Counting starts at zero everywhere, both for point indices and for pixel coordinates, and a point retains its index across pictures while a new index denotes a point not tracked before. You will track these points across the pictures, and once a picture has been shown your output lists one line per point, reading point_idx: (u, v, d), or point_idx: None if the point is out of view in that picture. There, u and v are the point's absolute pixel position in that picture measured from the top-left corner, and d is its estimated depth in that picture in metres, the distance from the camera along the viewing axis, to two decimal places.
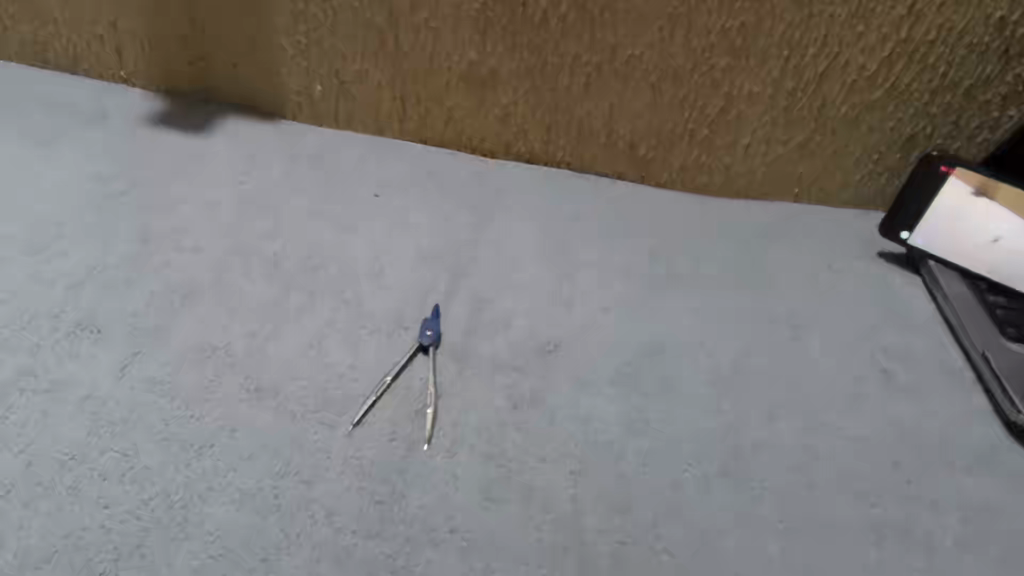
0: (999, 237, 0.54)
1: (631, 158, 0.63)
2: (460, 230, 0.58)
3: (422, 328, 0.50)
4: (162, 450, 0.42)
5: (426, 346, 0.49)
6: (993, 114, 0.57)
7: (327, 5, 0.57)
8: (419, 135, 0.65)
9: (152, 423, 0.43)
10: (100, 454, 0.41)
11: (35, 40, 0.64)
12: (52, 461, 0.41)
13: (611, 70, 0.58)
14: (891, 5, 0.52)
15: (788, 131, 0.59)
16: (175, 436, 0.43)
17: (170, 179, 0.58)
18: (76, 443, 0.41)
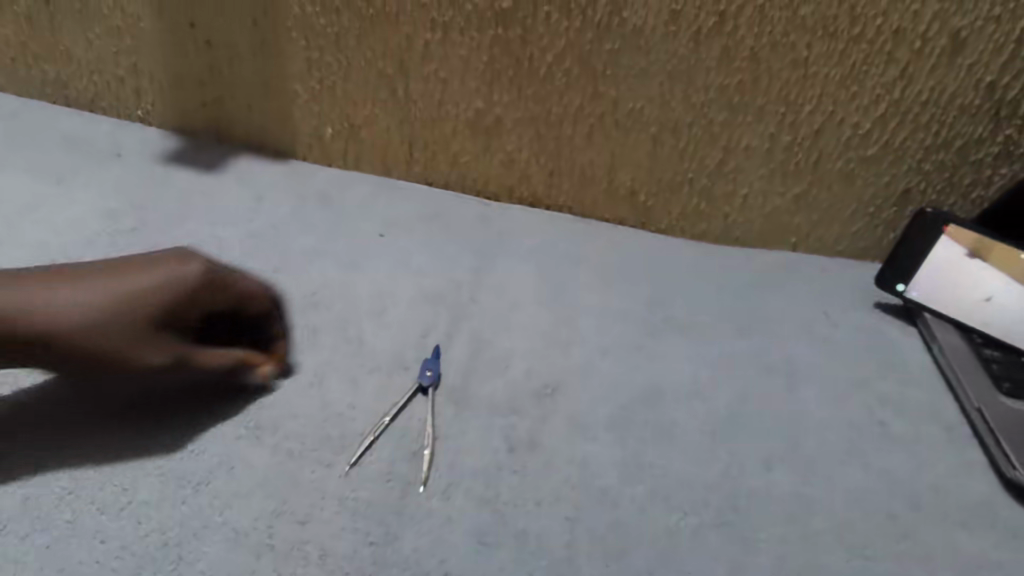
0: (990, 298, 0.55)
1: (632, 204, 0.65)
2: (463, 271, 0.59)
3: (422, 368, 0.51)
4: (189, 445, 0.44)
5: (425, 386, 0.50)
6: (986, 172, 0.58)
7: (341, 55, 0.60)
8: (426, 176, 0.67)
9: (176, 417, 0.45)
10: (128, 447, 0.44)
11: (58, 79, 0.67)
12: (82, 456, 0.43)
13: (613, 121, 0.59)
14: (883, 67, 0.53)
15: (784, 183, 0.61)
16: (202, 427, 0.45)
17: (182, 216, 0.59)
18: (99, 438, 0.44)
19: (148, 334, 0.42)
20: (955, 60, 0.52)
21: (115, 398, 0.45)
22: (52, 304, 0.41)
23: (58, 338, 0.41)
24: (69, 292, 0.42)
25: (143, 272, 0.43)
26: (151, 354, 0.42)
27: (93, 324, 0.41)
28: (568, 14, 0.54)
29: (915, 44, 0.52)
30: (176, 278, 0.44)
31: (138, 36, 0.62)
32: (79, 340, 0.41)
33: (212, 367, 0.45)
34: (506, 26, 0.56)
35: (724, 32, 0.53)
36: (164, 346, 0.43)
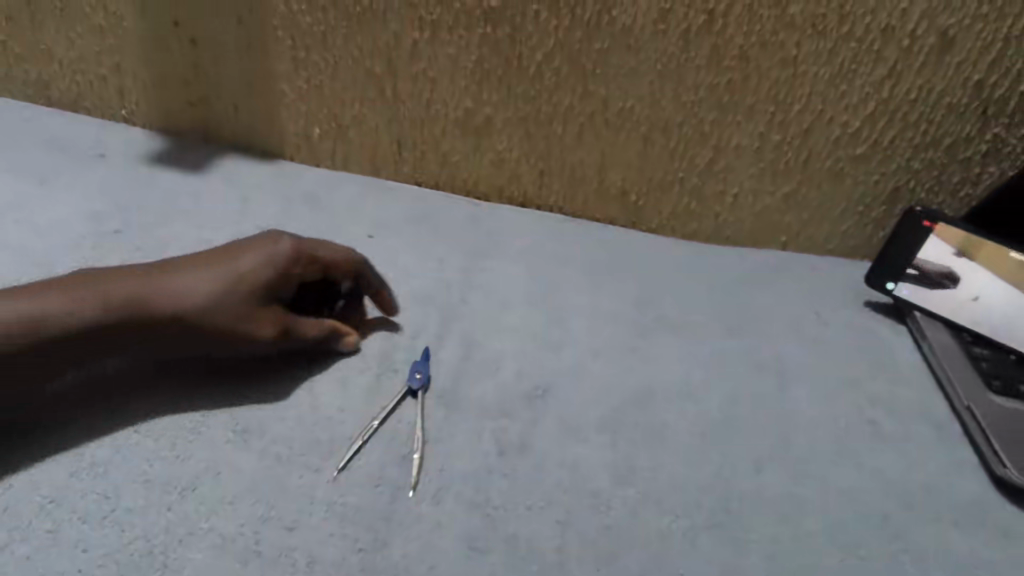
0: (978, 296, 0.55)
1: (622, 204, 0.64)
2: (452, 272, 0.59)
3: (411, 371, 0.50)
4: (232, 390, 0.47)
5: (414, 389, 0.49)
6: (974, 170, 0.58)
7: (329, 54, 0.59)
8: (416, 176, 0.66)
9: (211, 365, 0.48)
10: (170, 403, 0.46)
11: (40, 79, 0.66)
12: (126, 416, 0.45)
13: (603, 120, 0.59)
14: (872, 66, 0.53)
15: (774, 182, 0.60)
16: (244, 373, 0.48)
17: (167, 218, 0.59)
18: (138, 398, 0.46)
19: (256, 307, 0.46)
20: (944, 59, 0.52)
21: (150, 364, 0.47)
22: (171, 286, 0.44)
23: (202, 318, 0.44)
24: (184, 275, 0.45)
25: (244, 253, 0.47)
26: (263, 325, 0.46)
27: (210, 301, 0.44)
28: (557, 13, 0.54)
29: (904, 43, 0.52)
30: (274, 256, 0.47)
31: (121, 35, 0.61)
32: (198, 316, 0.44)
33: (312, 336, 0.48)
34: (495, 25, 0.55)
35: (713, 31, 0.53)
36: (273, 317, 0.46)
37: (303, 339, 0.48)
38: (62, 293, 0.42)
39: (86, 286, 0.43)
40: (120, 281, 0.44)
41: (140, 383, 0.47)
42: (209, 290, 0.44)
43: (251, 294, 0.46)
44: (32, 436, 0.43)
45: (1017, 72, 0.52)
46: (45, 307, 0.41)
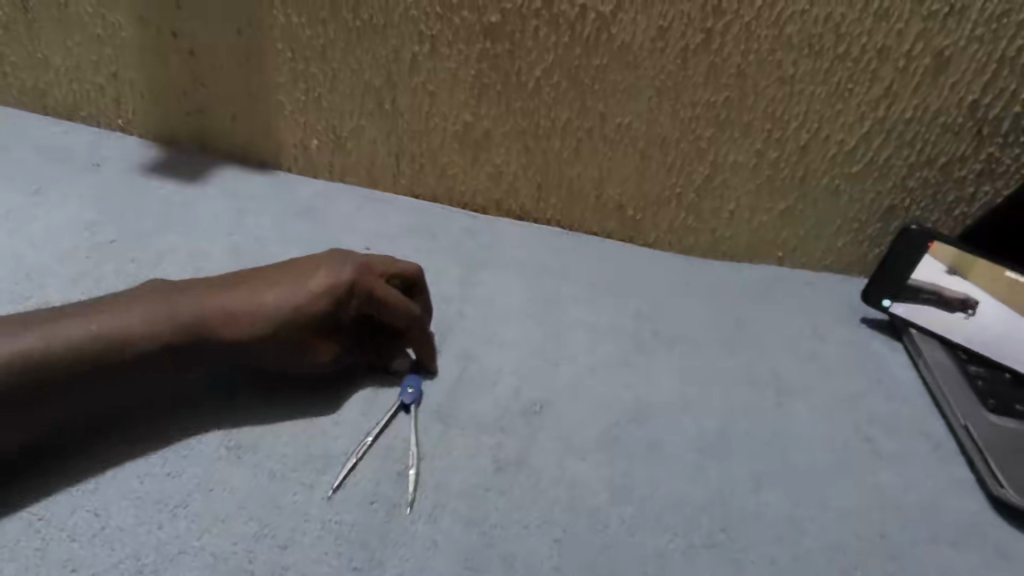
0: (972, 314, 0.55)
1: (620, 218, 0.64)
2: (450, 286, 0.59)
3: (403, 386, 0.50)
4: (248, 406, 0.47)
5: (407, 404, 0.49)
6: (969, 189, 0.58)
7: (327, 67, 0.59)
8: (413, 188, 0.66)
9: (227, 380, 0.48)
10: (213, 416, 0.46)
11: (36, 88, 0.65)
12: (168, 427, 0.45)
13: (601, 135, 0.59)
14: (868, 86, 0.53)
15: (771, 198, 0.61)
16: (279, 386, 0.48)
17: (162, 229, 0.58)
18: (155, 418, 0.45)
19: (314, 336, 0.47)
20: (939, 79, 0.52)
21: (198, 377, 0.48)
22: (233, 311, 0.45)
23: (264, 342, 0.45)
24: (248, 299, 0.45)
25: (306, 279, 0.47)
26: (317, 352, 0.47)
27: (272, 329, 0.45)
28: (556, 29, 0.54)
29: (899, 63, 0.52)
30: (335, 286, 0.47)
31: (119, 45, 0.61)
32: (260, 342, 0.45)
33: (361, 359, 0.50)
34: (494, 41, 0.55)
35: (711, 50, 0.53)
36: (330, 346, 0.47)
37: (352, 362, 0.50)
38: (131, 309, 0.43)
39: (157, 305, 0.44)
40: (187, 302, 0.44)
41: (159, 402, 0.46)
42: (272, 318, 0.45)
43: (311, 323, 0.46)
44: (68, 444, 0.43)
45: (1011, 93, 0.52)
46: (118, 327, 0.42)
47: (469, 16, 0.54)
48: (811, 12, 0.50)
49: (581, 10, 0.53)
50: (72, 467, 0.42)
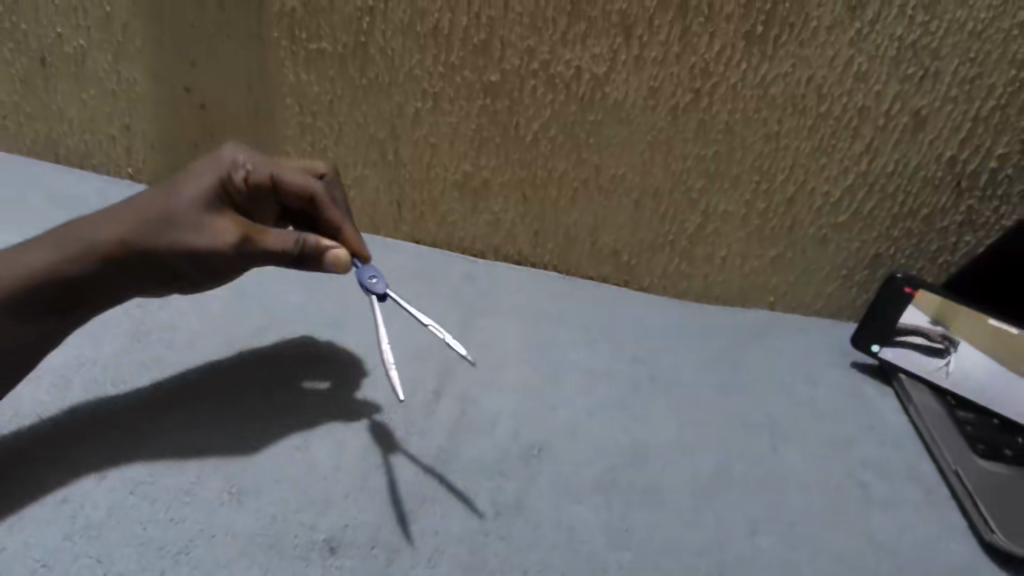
0: (950, 363, 0.57)
1: (615, 263, 0.66)
2: (450, 329, 0.60)
3: (366, 280, 0.50)
4: (243, 447, 0.48)
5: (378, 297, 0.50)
6: (951, 239, 0.60)
7: (333, 121, 0.61)
8: (414, 234, 0.68)
9: (232, 421, 0.49)
10: (215, 446, 0.47)
11: (49, 138, 0.66)
12: (171, 462, 0.46)
13: (596, 185, 0.62)
14: (851, 142, 0.55)
15: (761, 246, 0.63)
16: (277, 414, 0.50)
17: None
18: (154, 450, 0.46)
19: (209, 216, 0.45)
20: (918, 136, 0.54)
21: (198, 407, 0.49)
22: (119, 220, 0.45)
23: (158, 240, 0.45)
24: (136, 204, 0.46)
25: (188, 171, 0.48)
26: (218, 234, 0.45)
27: (163, 219, 0.45)
28: (552, 87, 0.56)
29: (880, 121, 0.54)
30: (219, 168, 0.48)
31: (134, 98, 0.63)
32: (157, 236, 0.45)
33: (285, 248, 0.45)
34: (494, 98, 0.57)
35: (700, 108, 0.55)
36: (233, 224, 0.45)
37: (271, 252, 0.45)
38: (33, 249, 0.45)
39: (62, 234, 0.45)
40: (85, 225, 0.45)
41: (164, 432, 0.48)
42: (160, 208, 0.45)
43: (201, 204, 0.46)
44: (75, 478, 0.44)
45: (987, 149, 0.55)
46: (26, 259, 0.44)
47: (469, 75, 0.57)
48: (794, 74, 0.52)
49: (576, 70, 0.55)
50: (72, 498, 0.43)
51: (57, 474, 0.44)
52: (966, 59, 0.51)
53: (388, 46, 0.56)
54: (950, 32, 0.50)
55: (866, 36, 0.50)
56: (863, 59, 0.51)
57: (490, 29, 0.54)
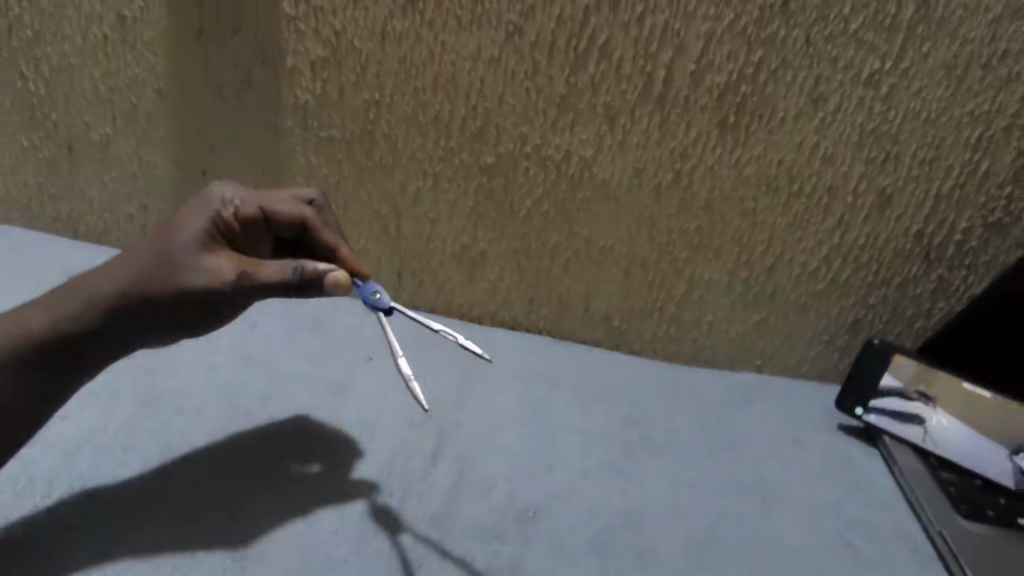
0: (927, 429, 0.59)
1: (607, 328, 0.69)
2: (448, 393, 0.62)
3: (369, 298, 0.50)
4: (250, 510, 0.50)
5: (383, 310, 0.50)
6: (925, 305, 0.62)
7: (340, 199, 0.65)
8: (414, 301, 0.71)
9: (240, 496, 0.50)
10: (221, 522, 0.48)
11: (69, 216, 0.69)
12: (177, 535, 0.47)
13: (587, 256, 0.65)
14: (823, 217, 0.59)
15: (745, 311, 0.65)
16: (284, 490, 0.51)
17: (178, 347, 0.62)
18: (161, 520, 0.48)
19: (204, 258, 0.47)
20: (885, 212, 0.58)
21: (209, 483, 0.51)
22: (124, 273, 0.48)
23: (160, 286, 0.46)
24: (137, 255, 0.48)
25: (182, 215, 0.49)
26: (214, 272, 0.46)
27: (161, 267, 0.47)
28: (544, 168, 0.60)
29: (849, 199, 0.58)
30: (211, 209, 0.50)
31: (153, 180, 0.66)
32: (157, 284, 0.47)
33: (280, 279, 0.45)
34: (490, 177, 0.62)
35: (680, 187, 0.59)
36: (226, 261, 0.46)
37: (266, 284, 0.45)
38: (49, 308, 0.48)
39: (75, 290, 0.48)
40: (95, 281, 0.48)
41: (173, 505, 0.49)
42: (159, 256, 0.47)
43: (197, 247, 0.47)
44: (83, 545, 0.45)
45: (951, 223, 0.58)
46: (43, 317, 0.47)
47: (466, 158, 0.61)
48: (765, 157, 0.57)
49: (565, 153, 0.59)
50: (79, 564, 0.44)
51: (66, 540, 0.46)
52: (924, 143, 0.55)
53: (393, 133, 0.61)
54: (906, 120, 0.54)
55: (829, 124, 0.55)
56: (828, 144, 0.56)
57: (486, 118, 0.59)
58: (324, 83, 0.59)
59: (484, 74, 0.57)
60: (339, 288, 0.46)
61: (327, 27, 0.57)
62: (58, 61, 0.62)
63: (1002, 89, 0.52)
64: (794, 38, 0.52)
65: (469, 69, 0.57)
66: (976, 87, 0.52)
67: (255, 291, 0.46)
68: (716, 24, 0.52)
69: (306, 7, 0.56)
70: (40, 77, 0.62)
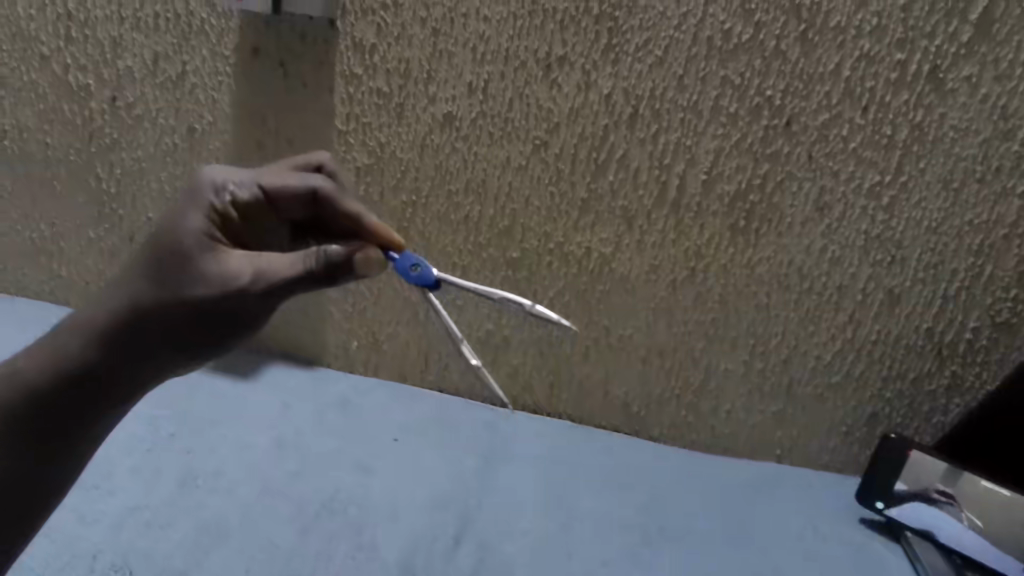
0: (945, 537, 0.58)
1: (625, 414, 0.70)
2: (470, 475, 0.64)
3: (410, 275, 0.47)
4: None
5: (427, 287, 0.47)
6: (941, 400, 0.63)
7: (374, 287, 0.69)
8: (439, 383, 0.73)
9: None
10: None
11: None
12: None
13: (607, 344, 0.67)
14: (834, 313, 0.61)
15: (762, 401, 0.66)
16: None
17: (214, 426, 0.66)
18: None
19: (213, 265, 0.43)
20: (894, 310, 0.60)
21: None
22: (130, 292, 0.44)
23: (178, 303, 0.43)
24: (130, 268, 0.44)
25: (171, 211, 0.45)
26: (232, 279, 0.42)
27: (171, 285, 0.43)
28: (566, 263, 0.64)
29: (858, 297, 0.60)
30: (203, 200, 0.45)
31: None
32: (158, 304, 0.43)
33: (302, 272, 0.42)
34: (515, 270, 0.65)
35: (695, 283, 0.63)
36: (238, 264, 0.43)
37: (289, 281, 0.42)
38: (58, 341, 0.44)
39: (81, 319, 0.45)
40: (93, 302, 0.45)
41: None
42: (153, 267, 0.44)
43: (202, 253, 0.43)
44: None
45: (959, 323, 0.60)
46: (39, 354, 0.44)
47: (493, 252, 0.65)
48: (776, 257, 0.60)
49: (586, 250, 0.63)
50: None
51: None
52: (927, 249, 0.58)
53: (426, 230, 0.65)
54: (908, 228, 0.57)
55: (834, 229, 0.58)
56: (835, 248, 0.59)
57: (513, 218, 0.63)
58: (367, 186, 0.65)
59: (512, 180, 0.62)
60: (369, 270, 0.43)
61: (373, 140, 0.63)
62: (130, 164, 0.68)
63: (998, 202, 0.55)
64: (797, 154, 0.56)
65: (498, 176, 0.62)
66: (972, 200, 0.56)
67: (270, 294, 0.42)
68: (724, 142, 0.57)
69: (356, 123, 0.63)
70: (113, 178, 0.69)
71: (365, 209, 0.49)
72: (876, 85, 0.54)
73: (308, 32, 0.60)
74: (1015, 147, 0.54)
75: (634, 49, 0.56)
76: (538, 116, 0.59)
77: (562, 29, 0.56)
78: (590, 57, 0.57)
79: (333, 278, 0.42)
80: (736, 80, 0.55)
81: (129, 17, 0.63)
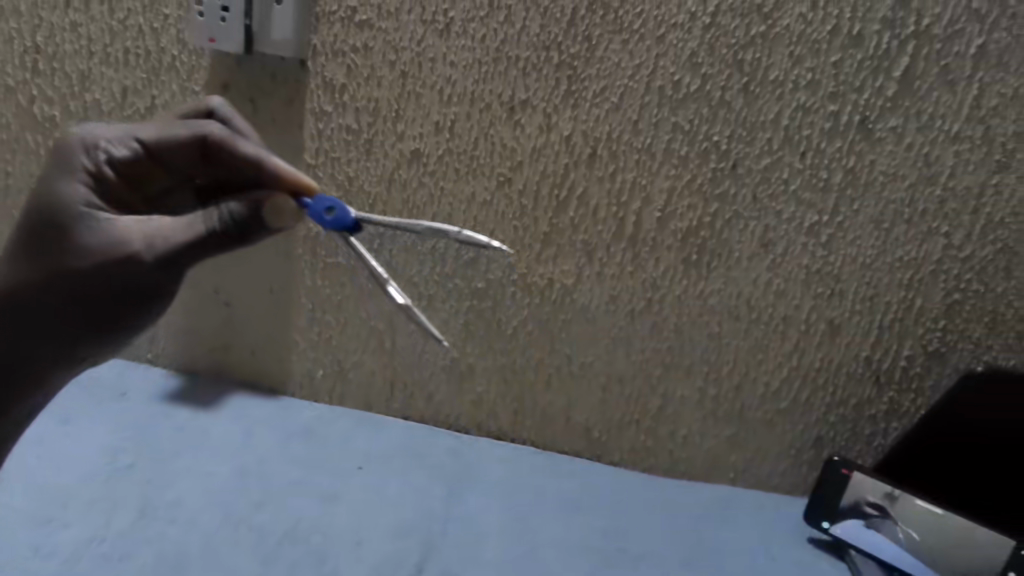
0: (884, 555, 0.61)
1: (587, 439, 0.72)
2: (435, 503, 0.65)
3: (330, 223, 0.45)
4: None
5: (346, 229, 0.45)
6: (881, 424, 0.67)
7: (340, 316, 0.70)
8: (404, 411, 0.74)
9: None
10: None
11: None
12: None
13: (568, 371, 0.69)
14: (780, 342, 0.65)
15: (716, 425, 0.69)
16: None
17: (175, 456, 0.65)
18: None
19: (94, 234, 0.41)
20: (836, 340, 0.64)
21: None
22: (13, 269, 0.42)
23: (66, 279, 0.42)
24: (11, 245, 0.43)
25: (46, 179, 0.43)
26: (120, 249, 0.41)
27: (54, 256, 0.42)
28: (529, 293, 0.66)
29: (801, 327, 0.64)
30: (76, 164, 0.43)
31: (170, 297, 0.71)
32: (41, 281, 0.42)
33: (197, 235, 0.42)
34: (479, 300, 0.67)
35: (652, 313, 0.65)
36: (125, 232, 0.42)
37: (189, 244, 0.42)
38: None
39: None
40: None
41: None
42: (30, 239, 0.42)
43: (82, 222, 0.42)
44: None
45: (894, 351, 0.64)
46: None
47: (459, 282, 0.67)
48: (726, 289, 0.64)
49: (548, 281, 0.66)
50: None
51: None
52: (863, 283, 0.62)
53: None
54: (846, 263, 0.61)
55: (779, 264, 0.62)
56: (780, 281, 0.63)
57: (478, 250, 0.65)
58: None
59: (478, 214, 0.64)
60: (281, 220, 0.44)
61: (341, 173, 0.64)
62: None
63: (925, 240, 0.60)
64: (743, 195, 0.60)
65: (464, 210, 0.64)
66: (902, 238, 0.60)
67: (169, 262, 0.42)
68: (677, 181, 0.61)
69: (325, 158, 0.64)
70: None
71: (264, 152, 0.46)
72: (812, 133, 0.58)
73: (279, 71, 0.62)
74: (938, 191, 0.58)
75: (592, 96, 0.59)
76: (502, 154, 0.62)
77: (524, 74, 0.59)
78: (551, 101, 0.60)
79: (237, 233, 0.43)
80: (686, 126, 0.59)
81: (98, 51, 0.64)
